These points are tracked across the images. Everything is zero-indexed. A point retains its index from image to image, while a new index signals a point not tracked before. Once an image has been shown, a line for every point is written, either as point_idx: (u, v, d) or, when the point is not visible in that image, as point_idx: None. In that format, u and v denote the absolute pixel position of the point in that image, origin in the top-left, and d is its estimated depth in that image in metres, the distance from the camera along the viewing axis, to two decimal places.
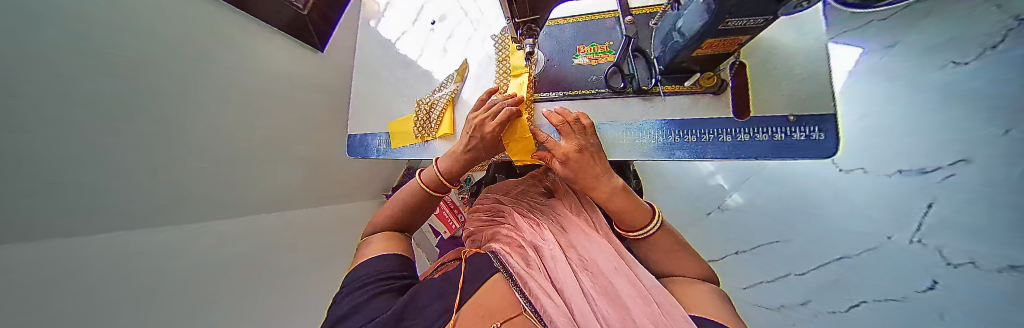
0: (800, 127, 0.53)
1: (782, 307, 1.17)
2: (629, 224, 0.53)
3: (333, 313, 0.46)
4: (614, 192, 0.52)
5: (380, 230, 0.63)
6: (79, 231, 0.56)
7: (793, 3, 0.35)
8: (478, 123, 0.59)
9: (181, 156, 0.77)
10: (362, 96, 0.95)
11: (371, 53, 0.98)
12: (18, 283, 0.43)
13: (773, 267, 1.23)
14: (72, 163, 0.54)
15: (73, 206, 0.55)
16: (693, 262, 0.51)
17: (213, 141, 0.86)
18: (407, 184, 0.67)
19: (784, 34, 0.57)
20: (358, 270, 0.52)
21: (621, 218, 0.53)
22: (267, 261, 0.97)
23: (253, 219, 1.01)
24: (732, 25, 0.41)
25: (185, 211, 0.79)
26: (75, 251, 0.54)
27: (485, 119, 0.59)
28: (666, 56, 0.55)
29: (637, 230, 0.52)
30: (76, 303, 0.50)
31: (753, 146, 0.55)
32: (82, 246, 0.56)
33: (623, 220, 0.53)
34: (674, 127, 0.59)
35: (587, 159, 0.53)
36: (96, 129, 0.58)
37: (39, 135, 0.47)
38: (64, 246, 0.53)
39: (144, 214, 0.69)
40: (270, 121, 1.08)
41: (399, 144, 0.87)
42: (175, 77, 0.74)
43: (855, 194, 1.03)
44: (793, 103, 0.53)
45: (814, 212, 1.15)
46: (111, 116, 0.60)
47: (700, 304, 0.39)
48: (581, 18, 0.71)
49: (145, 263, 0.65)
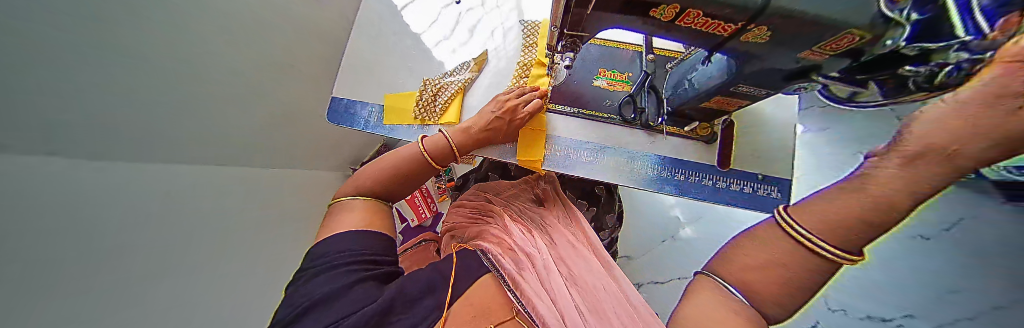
0: (766, 185, 0.62)
1: None
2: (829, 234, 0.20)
3: (298, 290, 0.41)
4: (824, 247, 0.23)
5: (358, 194, 0.57)
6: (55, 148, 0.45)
7: (795, 84, 0.43)
8: (511, 107, 0.63)
9: (183, 91, 0.66)
10: (360, 59, 0.86)
11: (379, 16, 0.89)
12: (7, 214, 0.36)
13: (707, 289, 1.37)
14: (117, 104, 0.53)
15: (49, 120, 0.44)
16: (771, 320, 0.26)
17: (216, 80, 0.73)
18: (405, 150, 0.61)
19: (771, 109, 0.66)
20: (332, 241, 0.47)
21: (819, 210, 0.22)
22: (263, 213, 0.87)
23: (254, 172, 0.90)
24: (738, 90, 0.48)
25: (183, 150, 0.67)
26: (61, 176, 0.45)
27: (518, 105, 0.64)
28: (676, 99, 0.61)
29: (842, 245, 0.20)
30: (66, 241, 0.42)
31: (727, 193, 0.63)
32: (75, 172, 0.47)
33: (826, 220, 0.21)
34: (668, 163, 0.65)
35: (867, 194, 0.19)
36: (68, 42, 0.46)
37: None
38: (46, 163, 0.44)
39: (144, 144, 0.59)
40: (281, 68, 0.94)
41: (393, 122, 0.80)
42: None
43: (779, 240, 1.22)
44: (762, 165, 0.63)
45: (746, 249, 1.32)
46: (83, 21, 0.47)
47: None
48: (607, 43, 0.74)
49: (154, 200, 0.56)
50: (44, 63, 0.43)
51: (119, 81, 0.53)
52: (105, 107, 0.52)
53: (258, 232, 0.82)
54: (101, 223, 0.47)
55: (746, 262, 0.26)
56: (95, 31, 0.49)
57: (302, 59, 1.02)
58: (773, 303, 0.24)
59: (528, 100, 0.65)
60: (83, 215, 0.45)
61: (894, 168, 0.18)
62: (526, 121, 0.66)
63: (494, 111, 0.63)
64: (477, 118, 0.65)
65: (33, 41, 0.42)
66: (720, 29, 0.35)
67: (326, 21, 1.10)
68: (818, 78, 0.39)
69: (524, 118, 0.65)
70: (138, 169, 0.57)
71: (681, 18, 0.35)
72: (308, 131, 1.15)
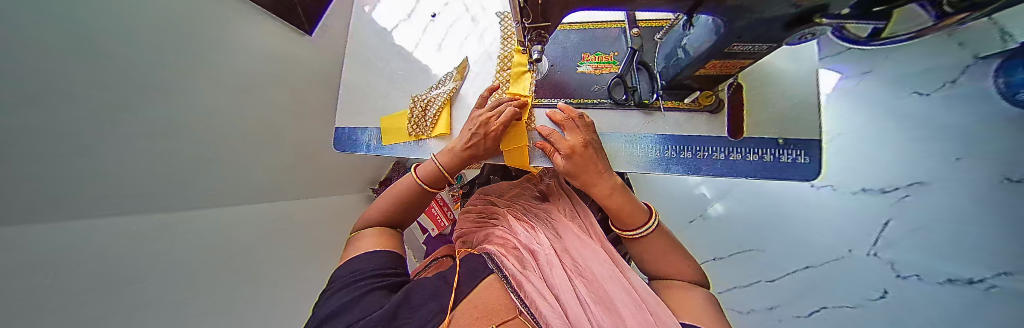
0: (788, 149, 0.56)
1: (750, 311, 1.22)
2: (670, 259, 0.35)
3: (321, 308, 0.44)
4: (617, 189, 0.51)
5: (369, 226, 0.60)
6: (72, 210, 0.51)
7: (797, 32, 0.38)
8: (484, 120, 0.60)
9: (173, 144, 0.71)
10: (354, 87, 0.90)
11: (365, 43, 0.93)
12: (32, 277, 0.40)
13: (743, 275, 1.28)
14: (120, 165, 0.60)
15: (63, 188, 0.50)
16: (688, 263, 0.47)
17: (201, 128, 0.78)
18: (402, 182, 0.63)
19: (780, 62, 0.60)
20: (348, 266, 0.50)
21: None
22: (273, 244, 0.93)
23: (255, 209, 0.95)
24: (735, 49, 0.43)
25: (185, 193, 0.74)
26: (77, 231, 0.51)
27: (491, 118, 0.60)
28: (669, 71, 0.57)
29: (637, 232, 0.48)
30: (96, 293, 0.48)
31: (744, 165, 0.57)
32: (92, 229, 0.53)
33: (624, 225, 0.50)
34: (671, 142, 0.60)
35: (591, 154, 0.52)
36: (87, 121, 0.53)
37: (22, 122, 0.43)
38: (66, 222, 0.50)
39: (151, 196, 0.66)
40: (267, 108, 1.02)
41: (391, 141, 0.83)
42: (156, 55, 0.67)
43: (841, 209, 1.06)
44: (782, 125, 0.56)
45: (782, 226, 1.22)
46: (99, 97, 0.55)
47: (686, 308, 0.38)
48: (586, 26, 0.70)
49: (152, 247, 0.61)
50: (70, 126, 0.51)
51: (123, 143, 0.60)
52: (104, 165, 0.57)
53: (269, 259, 0.88)
54: (120, 272, 0.53)
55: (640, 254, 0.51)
56: (106, 102, 0.56)
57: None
58: (673, 267, 0.47)
59: (502, 110, 0.62)
60: (77, 258, 0.48)
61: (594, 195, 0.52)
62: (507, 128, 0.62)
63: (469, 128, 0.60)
64: (459, 137, 0.64)
65: (58, 124, 0.49)
66: None
67: (303, 59, 1.19)
68: (821, 20, 0.33)
69: (499, 129, 0.61)
70: (134, 217, 0.62)
71: None
72: (307, 162, 1.23)
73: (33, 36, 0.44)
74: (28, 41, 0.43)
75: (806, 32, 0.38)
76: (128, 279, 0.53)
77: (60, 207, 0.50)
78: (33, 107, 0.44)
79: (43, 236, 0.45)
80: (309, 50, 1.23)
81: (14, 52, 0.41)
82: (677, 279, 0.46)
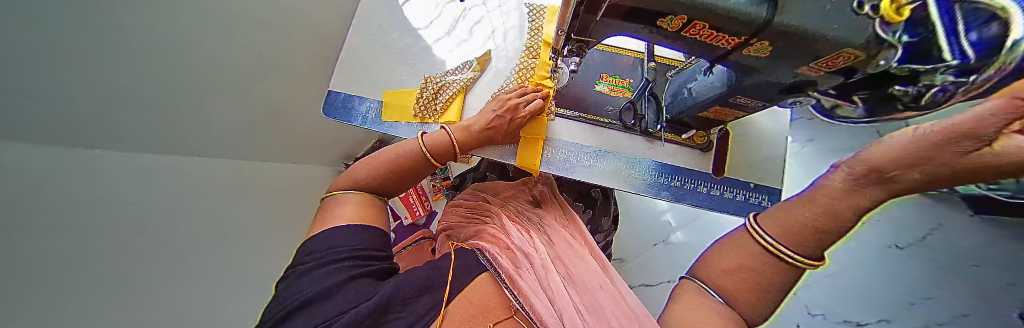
0: (756, 193, 0.65)
1: None
2: (787, 237, 0.25)
3: (292, 288, 0.40)
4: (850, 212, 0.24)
5: (353, 189, 0.56)
6: (27, 142, 0.42)
7: (790, 98, 0.45)
8: (512, 105, 0.62)
9: (165, 83, 0.61)
10: (361, 53, 0.84)
11: (381, 10, 0.87)
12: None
13: None
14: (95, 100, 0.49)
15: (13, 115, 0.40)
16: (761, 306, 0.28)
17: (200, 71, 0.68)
18: (405, 145, 0.60)
19: (764, 121, 0.69)
20: (323, 238, 0.46)
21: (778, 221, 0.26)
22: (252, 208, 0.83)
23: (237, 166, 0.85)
24: (736, 101, 0.49)
25: (164, 142, 0.64)
26: (39, 169, 0.42)
27: (521, 104, 0.63)
28: (674, 108, 0.62)
29: (795, 250, 0.24)
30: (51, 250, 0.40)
31: (720, 200, 0.65)
32: (45, 171, 0.43)
33: (794, 234, 0.24)
34: (665, 170, 0.66)
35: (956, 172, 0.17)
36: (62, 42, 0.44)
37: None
38: (28, 157, 0.41)
39: (127, 140, 0.57)
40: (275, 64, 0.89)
41: (392, 119, 0.79)
42: None
43: None
44: (754, 174, 0.66)
45: None
46: (85, 15, 0.45)
47: None
48: (609, 49, 0.75)
49: (125, 199, 0.52)
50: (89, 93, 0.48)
51: (104, 76, 0.50)
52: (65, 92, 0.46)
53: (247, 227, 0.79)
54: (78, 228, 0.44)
55: (725, 265, 0.29)
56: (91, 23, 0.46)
57: (306, 48, 0.99)
58: (748, 303, 0.28)
59: (530, 99, 0.64)
60: (32, 206, 0.39)
61: (840, 182, 0.22)
62: (533, 120, 0.66)
63: (495, 109, 0.62)
64: (478, 116, 0.64)
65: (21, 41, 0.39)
66: (723, 42, 0.36)
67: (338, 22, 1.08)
68: (814, 92, 0.41)
69: (526, 117, 0.64)
70: (98, 157, 0.52)
71: (687, 29, 0.35)
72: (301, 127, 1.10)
73: None
74: None
75: (793, 101, 0.46)
76: (85, 234, 0.45)
77: (14, 135, 0.40)
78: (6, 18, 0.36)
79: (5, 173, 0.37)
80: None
81: None
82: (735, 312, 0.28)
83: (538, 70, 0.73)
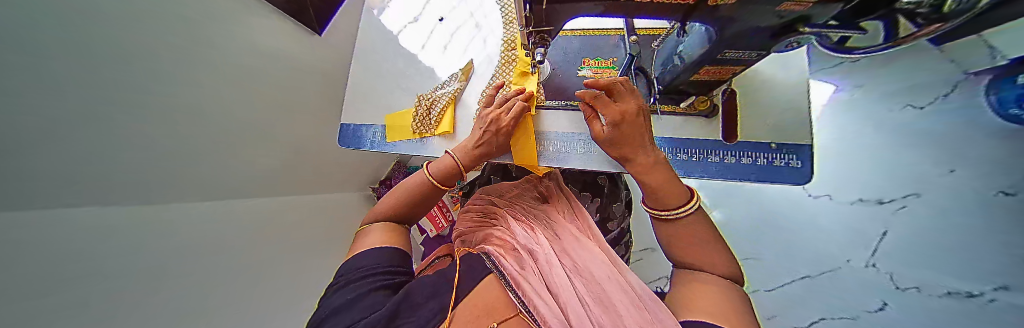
0: (780, 154, 0.57)
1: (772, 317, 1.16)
2: (659, 208, 0.49)
3: (326, 302, 0.45)
4: (658, 163, 0.52)
5: (379, 219, 0.61)
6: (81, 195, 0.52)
7: (788, 39, 0.40)
8: (493, 117, 0.62)
9: (178, 134, 0.72)
10: (359, 84, 0.92)
11: (371, 43, 0.96)
12: (38, 257, 0.41)
13: (805, 268, 1.13)
14: (127, 156, 0.61)
15: (70, 172, 0.50)
16: (720, 255, 0.43)
17: (200, 123, 0.78)
18: (412, 179, 0.64)
19: (771, 71, 0.64)
20: (355, 260, 0.51)
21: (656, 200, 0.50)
22: (279, 237, 0.94)
23: (259, 200, 0.97)
24: (727, 56, 0.45)
25: (192, 184, 0.76)
26: (96, 218, 0.54)
27: (500, 114, 0.63)
28: (666, 76, 0.59)
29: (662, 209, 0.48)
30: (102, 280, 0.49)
31: (737, 167, 0.58)
32: (102, 214, 0.55)
33: (666, 207, 0.48)
34: (668, 145, 0.62)
35: (640, 123, 0.53)
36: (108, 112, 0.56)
37: (39, 110, 0.45)
38: (85, 210, 0.53)
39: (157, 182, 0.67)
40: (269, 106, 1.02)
41: (396, 139, 0.85)
42: (166, 52, 0.69)
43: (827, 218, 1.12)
44: (773, 131, 0.59)
45: (802, 234, 1.18)
46: (108, 89, 0.56)
47: (705, 296, 0.38)
48: (588, 32, 0.76)
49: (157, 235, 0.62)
50: (123, 152, 0.60)
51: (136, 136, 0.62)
52: (117, 152, 0.58)
53: (270, 256, 0.88)
54: (127, 263, 0.54)
55: (674, 237, 0.48)
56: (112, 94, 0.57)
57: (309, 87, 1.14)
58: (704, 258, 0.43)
59: (511, 107, 0.64)
60: (81, 242, 0.49)
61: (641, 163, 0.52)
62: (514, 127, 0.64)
63: (483, 126, 0.62)
64: (471, 136, 0.67)
65: (71, 116, 0.50)
66: None
67: (311, 57, 1.20)
68: (805, 29, 0.36)
69: (510, 124, 0.63)
70: (138, 201, 0.62)
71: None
72: (313, 162, 1.24)
73: (43, 28, 0.45)
74: (45, 35, 0.45)
75: (791, 42, 0.41)
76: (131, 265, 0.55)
77: (72, 192, 0.51)
78: (48, 100, 0.46)
79: (49, 220, 0.46)
80: (317, 47, 1.23)
81: (36, 50, 0.44)
82: (706, 270, 0.42)
83: (519, 63, 0.73)
